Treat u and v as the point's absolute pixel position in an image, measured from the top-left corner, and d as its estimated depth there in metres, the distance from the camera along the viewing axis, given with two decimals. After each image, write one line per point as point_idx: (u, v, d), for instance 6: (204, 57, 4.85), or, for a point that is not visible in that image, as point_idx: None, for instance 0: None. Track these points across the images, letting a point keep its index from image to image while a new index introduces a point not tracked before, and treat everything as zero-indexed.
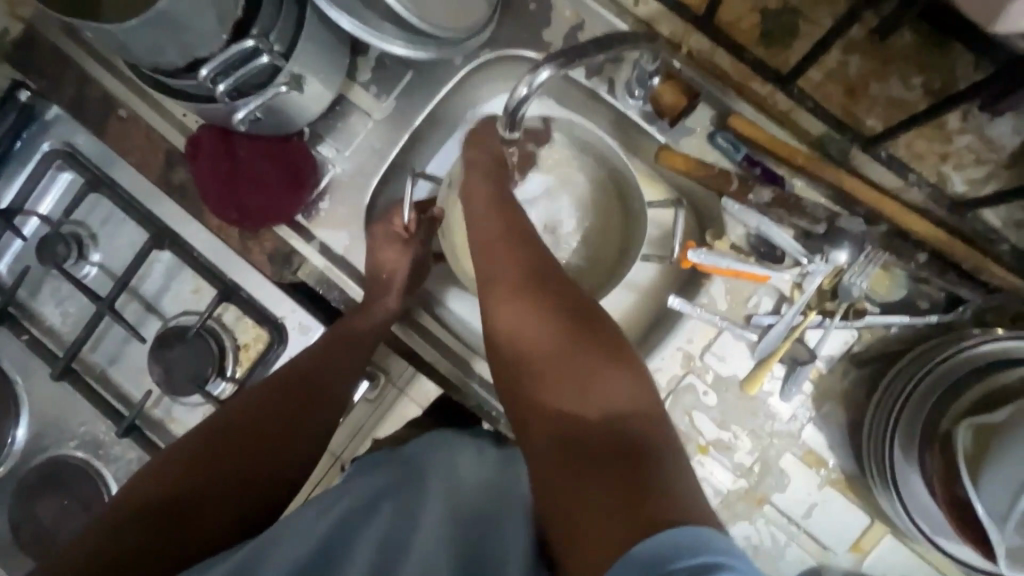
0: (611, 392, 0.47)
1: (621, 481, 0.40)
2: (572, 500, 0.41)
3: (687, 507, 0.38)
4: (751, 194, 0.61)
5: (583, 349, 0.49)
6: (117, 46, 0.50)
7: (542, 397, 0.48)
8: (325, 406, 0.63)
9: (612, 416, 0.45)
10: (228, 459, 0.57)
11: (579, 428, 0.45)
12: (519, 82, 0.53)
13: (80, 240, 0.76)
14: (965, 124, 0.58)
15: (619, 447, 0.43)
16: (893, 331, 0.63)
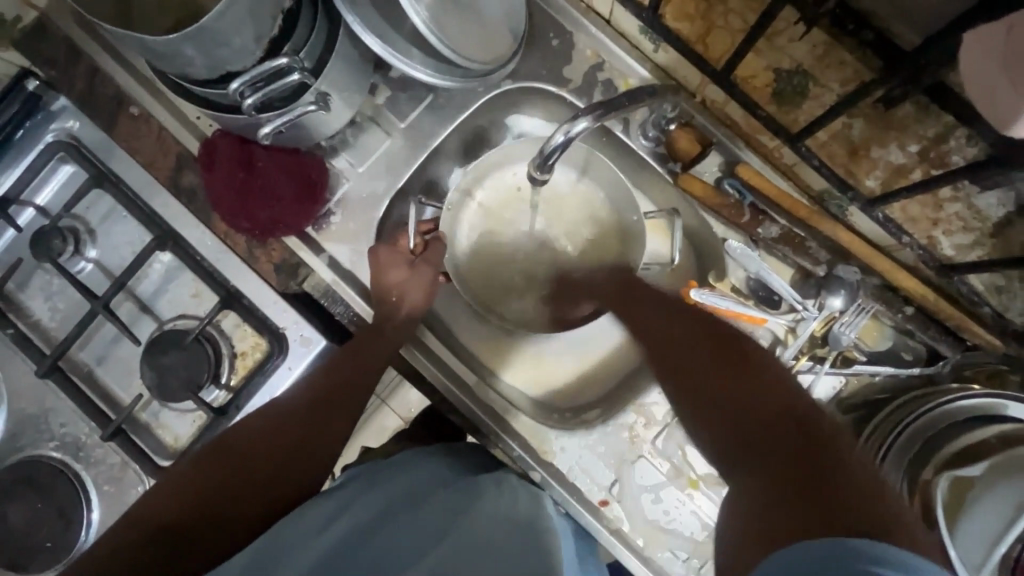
0: (769, 389, 0.53)
1: (796, 483, 0.44)
2: (759, 516, 0.45)
3: (852, 508, 0.41)
4: (759, 229, 0.66)
5: (743, 375, 0.54)
6: (148, 55, 0.49)
7: (723, 413, 0.53)
8: (332, 424, 0.64)
9: (783, 416, 0.50)
10: (244, 478, 0.58)
11: (753, 439, 0.50)
12: (556, 131, 0.56)
13: (77, 235, 0.74)
14: (957, 193, 0.57)
15: (807, 459, 0.46)
16: (878, 380, 0.66)
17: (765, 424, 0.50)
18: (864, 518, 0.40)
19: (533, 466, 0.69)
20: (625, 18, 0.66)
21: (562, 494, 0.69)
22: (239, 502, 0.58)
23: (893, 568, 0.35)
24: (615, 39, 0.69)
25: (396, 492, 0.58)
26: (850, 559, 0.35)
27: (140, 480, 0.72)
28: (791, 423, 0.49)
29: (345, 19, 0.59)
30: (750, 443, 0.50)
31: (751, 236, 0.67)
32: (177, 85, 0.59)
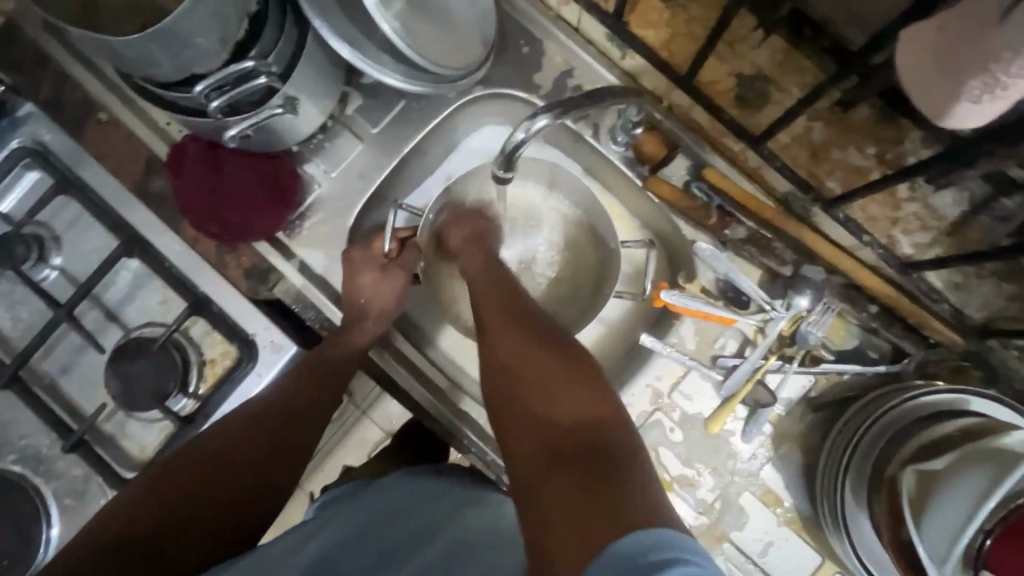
0: (577, 398, 0.45)
1: (576, 488, 0.37)
2: (536, 511, 0.38)
3: (633, 512, 0.35)
4: (726, 230, 0.67)
5: (562, 387, 0.46)
6: (110, 55, 0.49)
7: (530, 426, 0.44)
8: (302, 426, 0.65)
9: (579, 431, 0.42)
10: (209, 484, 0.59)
11: (542, 445, 0.42)
12: (515, 129, 0.56)
13: (42, 242, 0.73)
14: (913, 194, 0.60)
15: (576, 461, 0.39)
16: (845, 378, 0.67)
17: (552, 437, 0.42)
18: (614, 502, 0.36)
19: (508, 473, 0.69)
20: (593, 26, 0.67)
21: None
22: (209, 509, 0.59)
23: (685, 553, 0.33)
24: (584, 46, 0.70)
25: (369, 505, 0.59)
26: (649, 553, 0.32)
27: (104, 493, 0.70)
28: (582, 433, 0.42)
29: (314, 24, 0.59)
30: (544, 451, 0.41)
31: (719, 237, 0.68)
32: (144, 88, 0.59)
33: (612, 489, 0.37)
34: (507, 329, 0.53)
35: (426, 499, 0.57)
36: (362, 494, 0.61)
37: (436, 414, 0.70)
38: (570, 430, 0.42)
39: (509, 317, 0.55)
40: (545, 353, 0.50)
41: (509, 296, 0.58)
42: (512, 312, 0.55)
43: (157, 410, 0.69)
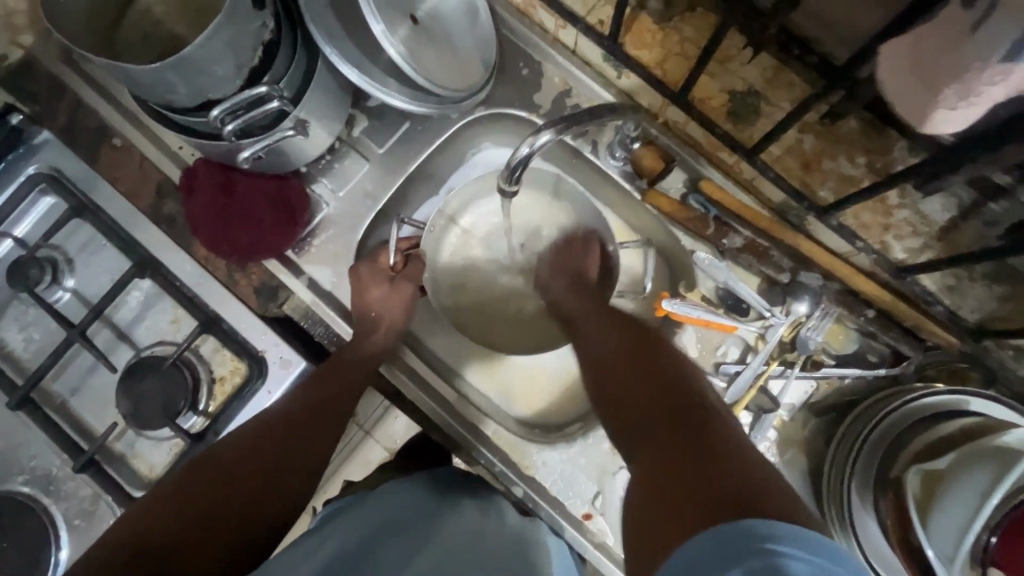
0: (681, 397, 0.52)
1: (686, 462, 0.44)
2: (648, 480, 0.45)
3: (746, 492, 0.39)
4: (725, 239, 0.69)
5: (661, 386, 0.54)
6: (131, 85, 0.51)
7: (641, 414, 0.52)
8: (317, 443, 0.65)
9: (683, 417, 0.49)
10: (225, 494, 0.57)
11: (654, 430, 0.50)
12: (521, 144, 0.58)
13: (56, 265, 0.74)
14: (903, 201, 0.60)
15: (685, 443, 0.46)
16: (847, 383, 0.68)
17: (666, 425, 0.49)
18: (727, 482, 0.40)
19: (518, 483, 0.69)
20: (589, 48, 0.70)
21: (543, 509, 0.69)
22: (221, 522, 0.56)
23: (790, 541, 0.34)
24: (581, 68, 0.73)
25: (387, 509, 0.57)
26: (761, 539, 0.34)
27: (113, 513, 0.70)
28: (689, 422, 0.48)
29: (323, 51, 0.62)
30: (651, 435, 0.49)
31: (717, 247, 0.70)
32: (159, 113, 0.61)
33: (708, 466, 0.42)
34: (595, 336, 0.63)
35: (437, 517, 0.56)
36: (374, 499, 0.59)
37: (442, 425, 0.71)
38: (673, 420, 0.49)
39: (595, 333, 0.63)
40: (644, 357, 0.58)
41: (615, 313, 0.66)
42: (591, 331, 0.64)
43: (168, 428, 0.70)
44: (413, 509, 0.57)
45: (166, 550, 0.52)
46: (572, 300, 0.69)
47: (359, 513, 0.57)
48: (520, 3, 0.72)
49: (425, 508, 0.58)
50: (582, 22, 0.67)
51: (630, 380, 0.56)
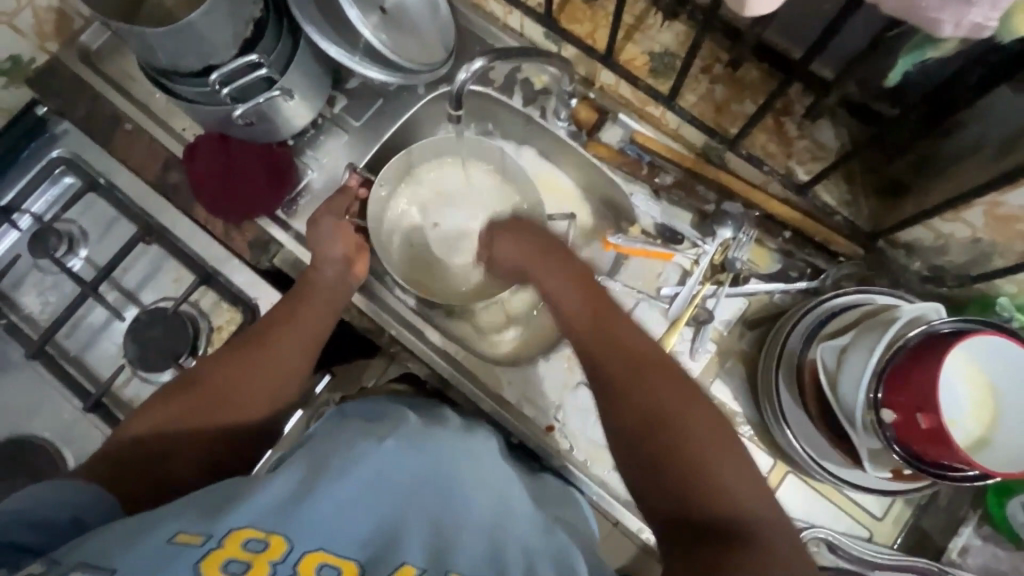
0: (726, 468, 0.50)
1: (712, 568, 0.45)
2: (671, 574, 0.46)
3: None
4: (657, 178, 0.79)
5: (687, 445, 0.51)
6: (146, 49, 0.62)
7: (672, 490, 0.50)
8: (301, 346, 0.68)
9: (722, 507, 0.48)
10: (220, 395, 0.63)
11: (678, 512, 0.49)
12: (459, 70, 0.60)
13: (71, 236, 0.84)
14: (802, 131, 0.72)
15: (711, 544, 0.46)
16: (776, 298, 0.77)
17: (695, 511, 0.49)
18: None
19: (485, 398, 0.78)
20: (532, 28, 0.83)
21: (507, 418, 0.78)
22: (222, 420, 0.63)
23: None
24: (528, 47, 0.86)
25: (417, 450, 0.54)
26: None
27: None
28: (716, 512, 0.48)
29: (305, 31, 0.74)
30: (681, 520, 0.49)
31: (652, 186, 0.80)
32: (157, 83, 0.71)
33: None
34: (648, 381, 0.55)
35: (453, 468, 0.54)
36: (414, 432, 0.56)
37: (416, 350, 0.80)
38: (692, 496, 0.49)
39: (635, 370, 0.56)
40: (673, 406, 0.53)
41: (637, 343, 0.58)
42: (626, 359, 0.57)
43: (169, 370, 0.77)
44: (442, 453, 0.55)
45: (168, 452, 0.60)
46: (615, 333, 0.60)
47: (354, 432, 0.56)
48: None
49: (447, 453, 0.56)
50: (524, 6, 0.80)
51: (651, 432, 0.53)
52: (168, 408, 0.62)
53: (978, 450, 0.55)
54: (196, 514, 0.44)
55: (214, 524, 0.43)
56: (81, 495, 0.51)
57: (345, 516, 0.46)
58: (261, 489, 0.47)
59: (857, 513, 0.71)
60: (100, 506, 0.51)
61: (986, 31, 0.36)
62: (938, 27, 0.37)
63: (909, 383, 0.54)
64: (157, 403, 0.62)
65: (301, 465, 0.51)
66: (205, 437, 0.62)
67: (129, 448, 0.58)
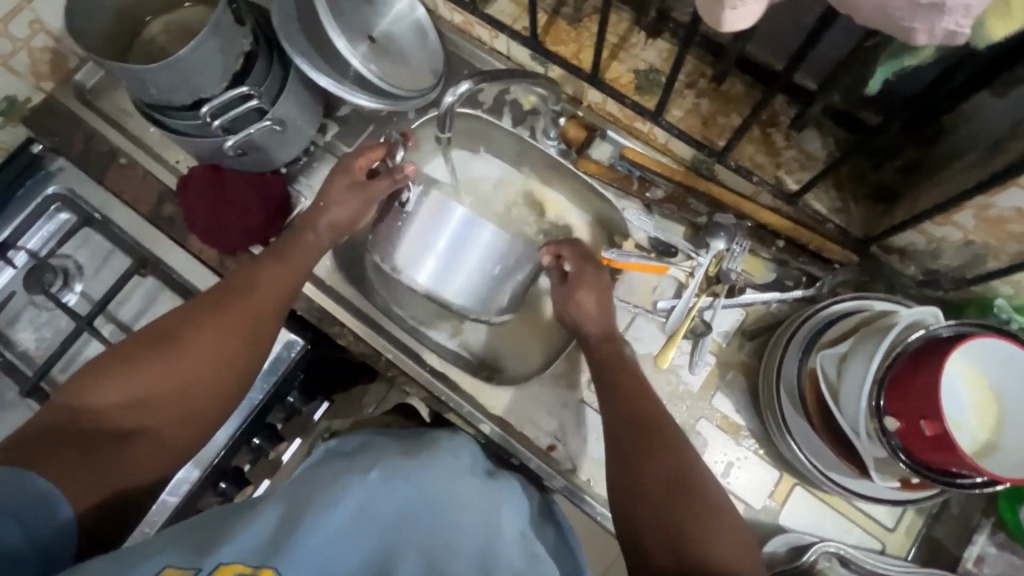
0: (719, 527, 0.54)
1: None
2: None
3: None
4: (647, 193, 0.80)
5: (685, 504, 0.55)
6: (137, 85, 0.63)
7: (664, 544, 0.53)
8: (261, 306, 0.67)
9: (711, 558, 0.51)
10: (179, 356, 0.61)
11: (662, 566, 0.52)
12: (444, 93, 0.60)
13: (68, 271, 0.84)
14: (789, 141, 0.72)
15: None
16: (773, 308, 0.77)
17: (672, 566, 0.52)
18: None
19: (484, 418, 0.78)
20: (519, 51, 0.84)
21: (508, 440, 0.78)
22: (181, 383, 0.61)
23: None
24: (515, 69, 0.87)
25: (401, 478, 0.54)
26: None
27: None
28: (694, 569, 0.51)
29: (295, 62, 0.75)
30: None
31: (643, 201, 0.81)
32: (150, 118, 0.72)
33: None
34: (657, 456, 0.58)
35: (451, 487, 0.55)
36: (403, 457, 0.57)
37: (414, 374, 0.80)
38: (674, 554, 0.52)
39: (645, 439, 0.60)
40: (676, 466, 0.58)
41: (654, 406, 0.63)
42: (640, 428, 0.61)
43: None
44: (430, 476, 0.55)
45: (123, 418, 0.58)
46: (641, 405, 0.63)
47: (340, 463, 0.56)
48: (461, 23, 0.87)
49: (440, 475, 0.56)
50: (510, 29, 0.82)
51: (659, 484, 0.56)
52: (124, 373, 0.60)
53: (986, 455, 0.54)
54: (187, 550, 0.45)
55: (205, 559, 0.43)
56: (29, 486, 0.50)
57: (337, 547, 0.47)
58: (247, 527, 0.46)
59: (867, 524, 0.69)
60: (52, 497, 0.51)
61: (959, 38, 0.37)
62: (912, 36, 0.38)
63: (910, 390, 0.53)
64: (98, 380, 0.59)
65: (287, 499, 0.50)
66: (150, 416, 0.59)
67: (66, 429, 0.56)
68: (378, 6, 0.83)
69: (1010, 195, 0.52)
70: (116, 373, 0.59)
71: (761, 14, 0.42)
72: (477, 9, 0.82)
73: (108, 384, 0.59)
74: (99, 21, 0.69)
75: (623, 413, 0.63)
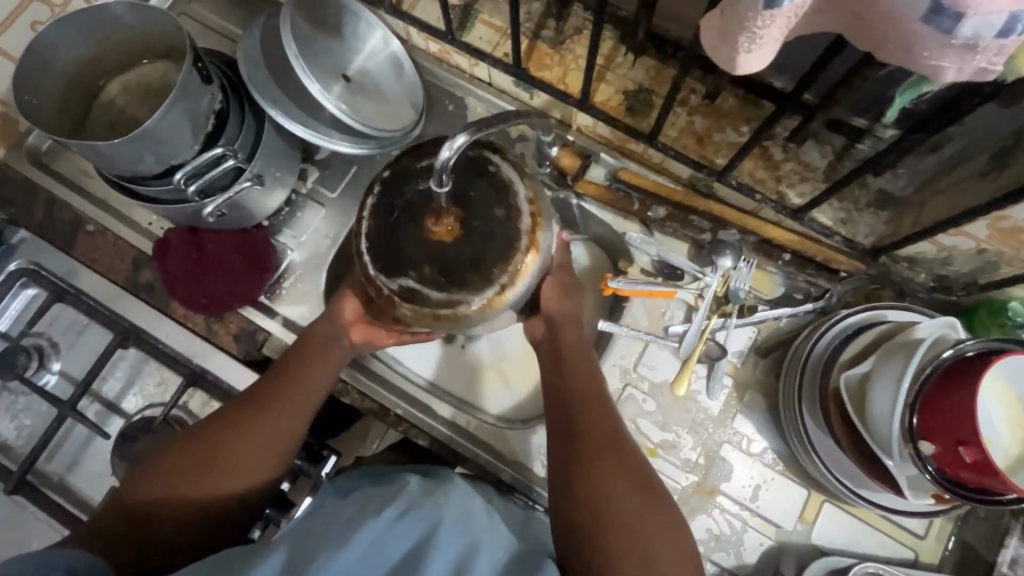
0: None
1: None
2: None
3: None
4: (649, 213, 0.77)
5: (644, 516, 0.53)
6: (101, 160, 0.58)
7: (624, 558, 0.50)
8: (302, 379, 0.64)
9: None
10: (221, 433, 0.61)
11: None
12: (440, 148, 0.51)
13: (42, 351, 0.79)
14: (787, 154, 0.70)
15: None
16: (784, 323, 0.76)
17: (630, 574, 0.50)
18: None
19: (503, 464, 0.76)
20: (501, 78, 0.81)
21: (531, 484, 0.75)
22: (223, 460, 0.59)
23: None
24: (498, 96, 0.84)
25: (414, 513, 0.53)
26: None
27: None
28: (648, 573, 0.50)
29: (269, 113, 0.71)
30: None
31: (644, 222, 0.78)
32: (119, 186, 0.68)
33: None
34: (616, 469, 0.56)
35: (466, 522, 0.54)
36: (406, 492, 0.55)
37: (427, 427, 0.77)
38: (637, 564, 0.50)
39: (609, 454, 0.57)
40: (635, 486, 0.55)
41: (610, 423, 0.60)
42: (604, 436, 0.59)
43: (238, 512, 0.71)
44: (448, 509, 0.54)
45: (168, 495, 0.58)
46: (598, 419, 0.60)
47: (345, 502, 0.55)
48: (437, 51, 0.84)
49: (460, 509, 0.55)
50: (490, 57, 0.78)
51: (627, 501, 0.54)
52: (174, 449, 0.60)
53: (1019, 469, 0.54)
54: None
55: None
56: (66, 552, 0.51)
57: None
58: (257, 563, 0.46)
59: (899, 534, 0.69)
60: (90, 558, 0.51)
61: (990, 75, 0.35)
62: (940, 73, 0.36)
63: (941, 411, 0.53)
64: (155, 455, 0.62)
65: (296, 538, 0.50)
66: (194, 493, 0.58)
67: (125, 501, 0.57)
68: (350, 40, 0.80)
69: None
70: (171, 449, 0.61)
71: (778, 50, 0.39)
72: (454, 38, 0.78)
73: (161, 460, 0.60)
74: (50, 89, 0.64)
75: (588, 421, 0.60)
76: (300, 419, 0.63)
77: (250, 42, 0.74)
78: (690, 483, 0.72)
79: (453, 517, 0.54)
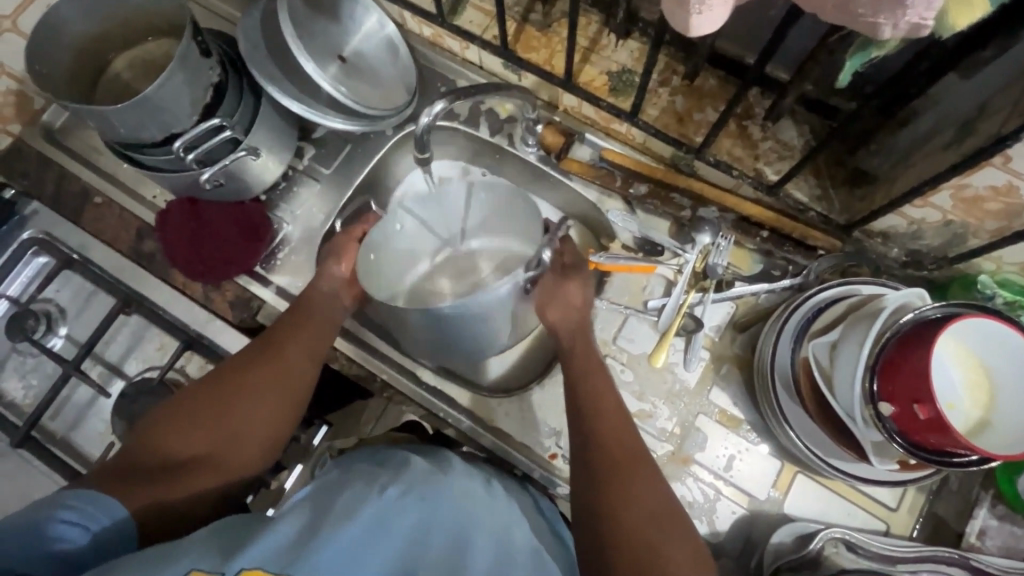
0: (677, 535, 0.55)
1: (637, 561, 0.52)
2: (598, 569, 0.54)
3: None
4: (630, 189, 0.79)
5: (635, 472, 0.59)
6: (105, 125, 0.62)
7: (622, 508, 0.56)
8: (307, 339, 0.70)
9: (675, 534, 0.55)
10: (233, 388, 0.65)
11: (620, 525, 0.55)
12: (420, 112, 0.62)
13: (50, 316, 0.83)
14: (765, 133, 0.72)
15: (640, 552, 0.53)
16: (762, 299, 0.77)
17: (628, 521, 0.55)
18: None
19: (485, 432, 0.78)
20: (490, 60, 0.84)
21: (506, 449, 0.78)
22: (237, 414, 0.64)
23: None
24: (489, 78, 0.87)
25: (420, 496, 0.55)
26: None
27: None
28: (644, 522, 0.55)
29: (264, 90, 0.74)
30: (626, 529, 0.54)
31: (626, 199, 0.80)
32: (122, 153, 0.71)
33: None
34: (615, 434, 0.61)
35: (461, 498, 0.57)
36: (410, 472, 0.58)
37: (410, 394, 0.80)
38: (639, 516, 0.55)
39: (612, 416, 0.63)
40: (629, 446, 0.61)
41: (605, 388, 0.66)
42: (603, 403, 0.64)
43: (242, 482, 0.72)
44: (447, 488, 0.58)
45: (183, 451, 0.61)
46: (594, 387, 0.65)
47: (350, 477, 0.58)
48: (431, 35, 0.87)
49: (460, 489, 0.58)
50: (480, 39, 0.81)
51: (625, 454, 0.60)
52: (184, 408, 0.63)
53: (979, 433, 0.55)
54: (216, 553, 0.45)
55: (228, 562, 0.44)
56: (97, 503, 0.54)
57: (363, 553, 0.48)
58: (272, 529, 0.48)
59: (869, 504, 0.70)
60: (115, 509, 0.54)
61: (924, 30, 0.37)
62: (878, 30, 0.38)
63: (903, 378, 0.54)
64: (161, 418, 0.62)
65: (301, 508, 0.52)
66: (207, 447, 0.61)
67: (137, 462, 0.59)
68: (345, 24, 0.83)
69: (985, 174, 0.53)
70: (182, 409, 0.63)
71: (728, 15, 0.41)
72: (446, 21, 0.81)
73: (169, 420, 0.62)
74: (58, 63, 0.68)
75: (592, 387, 0.65)
76: (304, 375, 0.68)
77: (249, 22, 0.78)
78: (665, 451, 0.74)
79: (449, 498, 0.57)
